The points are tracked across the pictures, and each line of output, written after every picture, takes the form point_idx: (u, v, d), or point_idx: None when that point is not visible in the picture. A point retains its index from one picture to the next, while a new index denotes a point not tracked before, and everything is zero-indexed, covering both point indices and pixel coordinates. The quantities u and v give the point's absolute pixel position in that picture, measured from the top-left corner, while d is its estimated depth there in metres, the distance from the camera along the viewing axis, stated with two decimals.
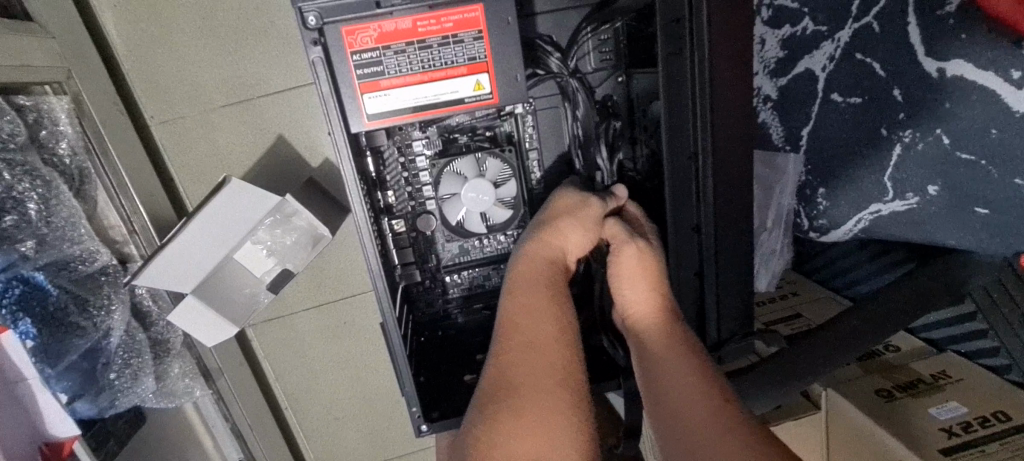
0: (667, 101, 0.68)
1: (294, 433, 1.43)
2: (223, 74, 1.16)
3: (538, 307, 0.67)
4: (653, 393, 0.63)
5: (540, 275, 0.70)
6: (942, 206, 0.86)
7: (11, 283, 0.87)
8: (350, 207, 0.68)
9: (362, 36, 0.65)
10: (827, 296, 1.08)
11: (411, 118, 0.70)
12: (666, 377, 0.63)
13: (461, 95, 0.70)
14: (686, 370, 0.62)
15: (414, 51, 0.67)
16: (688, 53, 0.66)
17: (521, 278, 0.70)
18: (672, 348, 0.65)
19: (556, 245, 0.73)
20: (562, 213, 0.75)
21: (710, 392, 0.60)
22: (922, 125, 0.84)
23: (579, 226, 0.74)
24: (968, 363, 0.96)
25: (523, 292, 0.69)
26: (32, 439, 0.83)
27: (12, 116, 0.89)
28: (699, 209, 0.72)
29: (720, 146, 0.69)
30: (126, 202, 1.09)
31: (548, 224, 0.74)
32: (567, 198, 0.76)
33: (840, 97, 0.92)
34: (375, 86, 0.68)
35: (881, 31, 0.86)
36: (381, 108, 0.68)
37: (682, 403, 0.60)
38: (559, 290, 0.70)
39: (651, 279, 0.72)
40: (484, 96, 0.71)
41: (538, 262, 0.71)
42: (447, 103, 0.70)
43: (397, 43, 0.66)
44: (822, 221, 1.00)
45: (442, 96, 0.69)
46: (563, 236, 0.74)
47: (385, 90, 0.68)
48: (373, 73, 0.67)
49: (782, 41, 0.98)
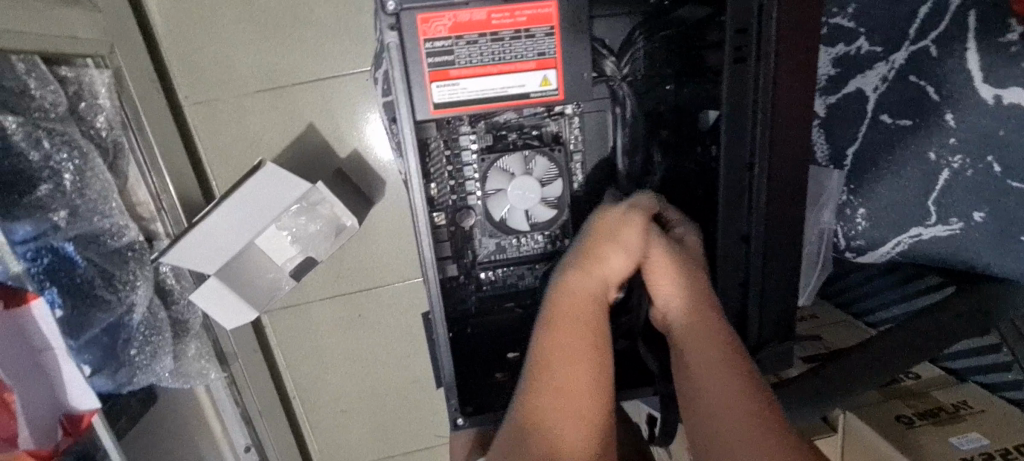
0: (728, 109, 0.65)
1: (300, 423, 1.42)
2: (260, 59, 1.17)
3: (580, 330, 0.64)
4: (690, 399, 0.62)
5: (581, 295, 0.67)
6: (984, 236, 0.81)
7: (41, 252, 0.87)
8: (408, 189, 0.70)
9: (436, 24, 0.66)
10: (849, 322, 1.03)
11: (477, 109, 0.70)
12: (707, 385, 0.61)
13: (527, 90, 0.70)
14: (728, 378, 0.60)
15: (486, 42, 0.67)
16: (753, 62, 0.64)
17: (562, 298, 0.67)
18: (712, 353, 0.62)
19: (599, 266, 0.70)
20: (603, 231, 0.71)
21: (757, 402, 0.58)
22: (972, 150, 0.79)
23: (620, 245, 0.70)
24: (989, 394, 0.95)
25: (564, 312, 0.66)
26: (53, 410, 0.83)
27: (56, 86, 0.91)
28: (750, 218, 0.69)
29: (778, 158, 0.67)
30: (155, 179, 1.09)
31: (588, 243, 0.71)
32: (607, 213, 0.73)
33: (889, 118, 0.87)
34: (445, 75, 0.68)
35: (938, 55, 0.81)
36: (449, 97, 0.69)
37: (725, 412, 0.58)
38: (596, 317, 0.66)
39: (689, 288, 0.69)
40: (550, 91, 0.71)
41: (579, 281, 0.68)
42: (514, 97, 0.70)
43: (469, 34, 0.67)
44: (860, 243, 0.93)
45: (509, 89, 0.69)
46: (605, 256, 0.70)
47: (454, 80, 0.68)
48: (443, 62, 0.67)
49: (835, 59, 0.93)
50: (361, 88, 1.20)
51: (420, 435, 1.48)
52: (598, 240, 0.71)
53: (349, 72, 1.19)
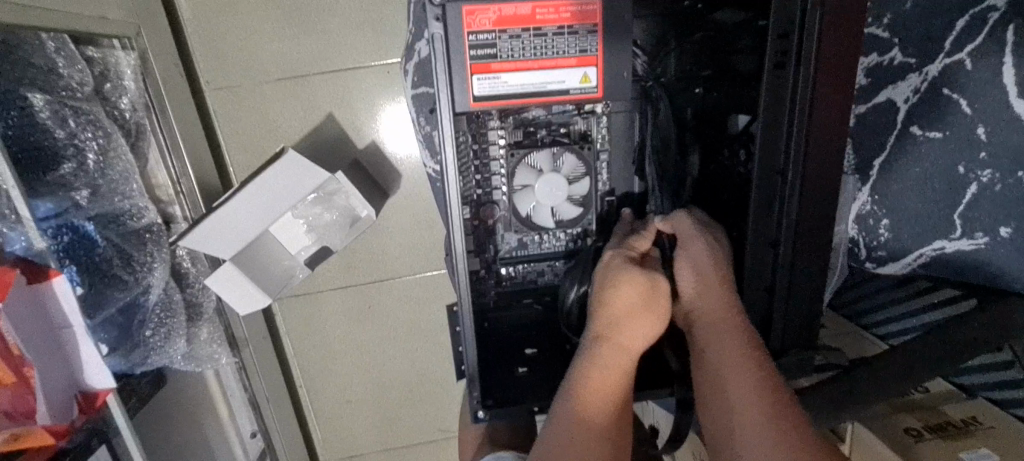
0: (766, 114, 0.65)
1: (306, 413, 1.43)
2: (282, 47, 1.17)
3: (610, 413, 0.64)
4: (706, 396, 0.64)
5: (613, 373, 0.65)
6: (1011, 253, 0.79)
7: (61, 230, 0.88)
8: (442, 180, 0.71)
9: (481, 17, 0.66)
10: (859, 332, 1.04)
11: (518, 103, 0.70)
12: (721, 383, 0.62)
13: (567, 86, 0.70)
14: (744, 381, 0.60)
15: (529, 37, 0.68)
16: (793, 68, 0.64)
17: (593, 378, 0.64)
18: (730, 352, 0.63)
19: (628, 340, 0.66)
20: (633, 301, 0.66)
21: (771, 404, 0.58)
22: (1003, 166, 0.78)
23: (648, 317, 0.67)
24: (1000, 411, 0.91)
25: (595, 394, 0.63)
26: (69, 388, 0.83)
27: (83, 65, 0.92)
28: (779, 225, 0.69)
29: (811, 165, 0.66)
30: (175, 162, 1.09)
31: (615, 315, 0.66)
32: (630, 275, 0.66)
33: (920, 130, 0.85)
34: (486, 68, 0.68)
35: (974, 68, 0.79)
36: (490, 89, 0.69)
37: (737, 413, 0.59)
38: (621, 350, 0.66)
39: (716, 305, 0.67)
40: (590, 89, 0.71)
41: (609, 358, 0.65)
42: (553, 92, 0.70)
43: (514, 28, 0.67)
44: (881, 253, 0.93)
45: (549, 85, 0.70)
46: (635, 329, 0.66)
47: (495, 73, 0.69)
48: (486, 54, 0.68)
49: (867, 69, 0.91)
50: (383, 80, 1.20)
51: (425, 430, 1.48)
52: (626, 311, 0.66)
53: (371, 64, 1.19)
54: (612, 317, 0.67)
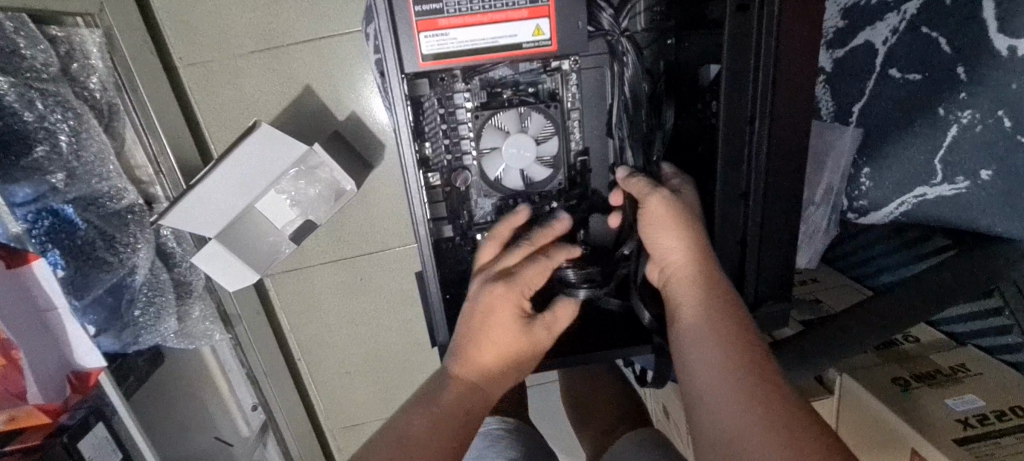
0: (730, 61, 0.63)
1: (306, 385, 1.45)
2: (254, 18, 1.14)
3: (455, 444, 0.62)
4: (687, 388, 0.61)
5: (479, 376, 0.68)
6: (992, 196, 0.77)
7: (41, 215, 0.89)
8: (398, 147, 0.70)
9: None
10: (848, 284, 1.02)
11: (467, 61, 0.69)
12: (699, 370, 0.60)
13: (520, 40, 0.69)
14: (721, 359, 0.59)
15: None
16: (756, 10, 0.62)
17: (478, 362, 0.68)
18: (708, 333, 0.61)
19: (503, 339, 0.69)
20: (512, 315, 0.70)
21: (755, 388, 0.55)
22: (982, 105, 0.75)
23: (509, 354, 0.70)
24: (989, 357, 0.90)
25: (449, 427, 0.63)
26: (61, 367, 0.85)
27: (47, 46, 0.89)
28: (749, 175, 0.68)
29: (779, 111, 0.65)
30: (152, 142, 1.08)
31: (493, 334, 0.69)
32: (506, 318, 0.69)
33: (898, 73, 0.83)
34: (433, 25, 0.67)
35: (952, 3, 0.76)
36: (438, 47, 0.68)
37: (719, 405, 0.56)
38: (505, 355, 0.69)
39: (697, 282, 0.65)
40: (543, 42, 0.69)
41: (490, 352, 0.68)
42: (506, 47, 0.69)
43: None
44: (863, 203, 0.91)
45: (501, 39, 0.68)
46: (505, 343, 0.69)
47: (443, 29, 0.67)
48: (432, 10, 0.66)
49: (844, 10, 0.89)
50: (356, 47, 1.17)
51: None
52: (495, 358, 0.69)
53: (343, 31, 1.16)
54: (481, 359, 0.68)
